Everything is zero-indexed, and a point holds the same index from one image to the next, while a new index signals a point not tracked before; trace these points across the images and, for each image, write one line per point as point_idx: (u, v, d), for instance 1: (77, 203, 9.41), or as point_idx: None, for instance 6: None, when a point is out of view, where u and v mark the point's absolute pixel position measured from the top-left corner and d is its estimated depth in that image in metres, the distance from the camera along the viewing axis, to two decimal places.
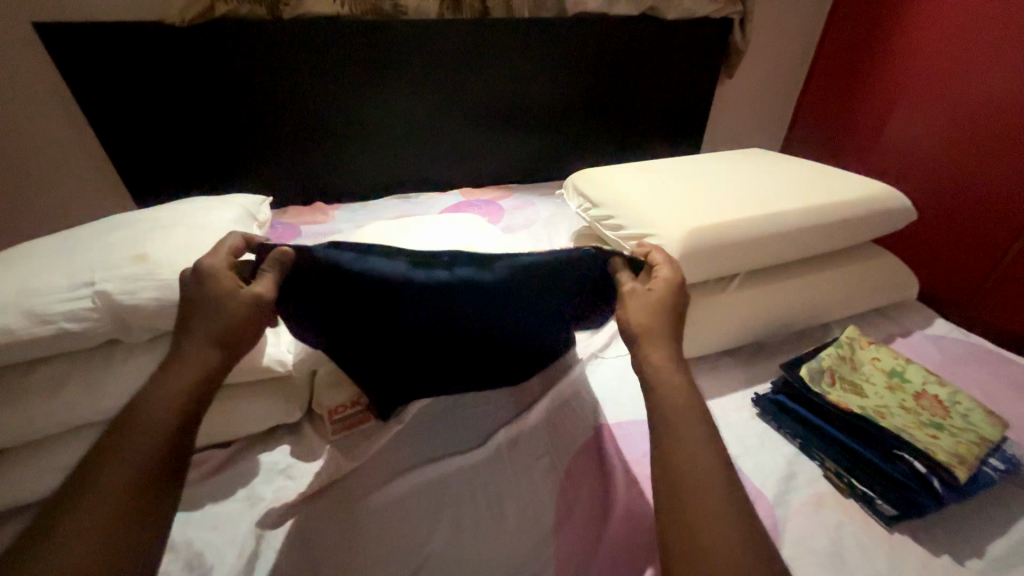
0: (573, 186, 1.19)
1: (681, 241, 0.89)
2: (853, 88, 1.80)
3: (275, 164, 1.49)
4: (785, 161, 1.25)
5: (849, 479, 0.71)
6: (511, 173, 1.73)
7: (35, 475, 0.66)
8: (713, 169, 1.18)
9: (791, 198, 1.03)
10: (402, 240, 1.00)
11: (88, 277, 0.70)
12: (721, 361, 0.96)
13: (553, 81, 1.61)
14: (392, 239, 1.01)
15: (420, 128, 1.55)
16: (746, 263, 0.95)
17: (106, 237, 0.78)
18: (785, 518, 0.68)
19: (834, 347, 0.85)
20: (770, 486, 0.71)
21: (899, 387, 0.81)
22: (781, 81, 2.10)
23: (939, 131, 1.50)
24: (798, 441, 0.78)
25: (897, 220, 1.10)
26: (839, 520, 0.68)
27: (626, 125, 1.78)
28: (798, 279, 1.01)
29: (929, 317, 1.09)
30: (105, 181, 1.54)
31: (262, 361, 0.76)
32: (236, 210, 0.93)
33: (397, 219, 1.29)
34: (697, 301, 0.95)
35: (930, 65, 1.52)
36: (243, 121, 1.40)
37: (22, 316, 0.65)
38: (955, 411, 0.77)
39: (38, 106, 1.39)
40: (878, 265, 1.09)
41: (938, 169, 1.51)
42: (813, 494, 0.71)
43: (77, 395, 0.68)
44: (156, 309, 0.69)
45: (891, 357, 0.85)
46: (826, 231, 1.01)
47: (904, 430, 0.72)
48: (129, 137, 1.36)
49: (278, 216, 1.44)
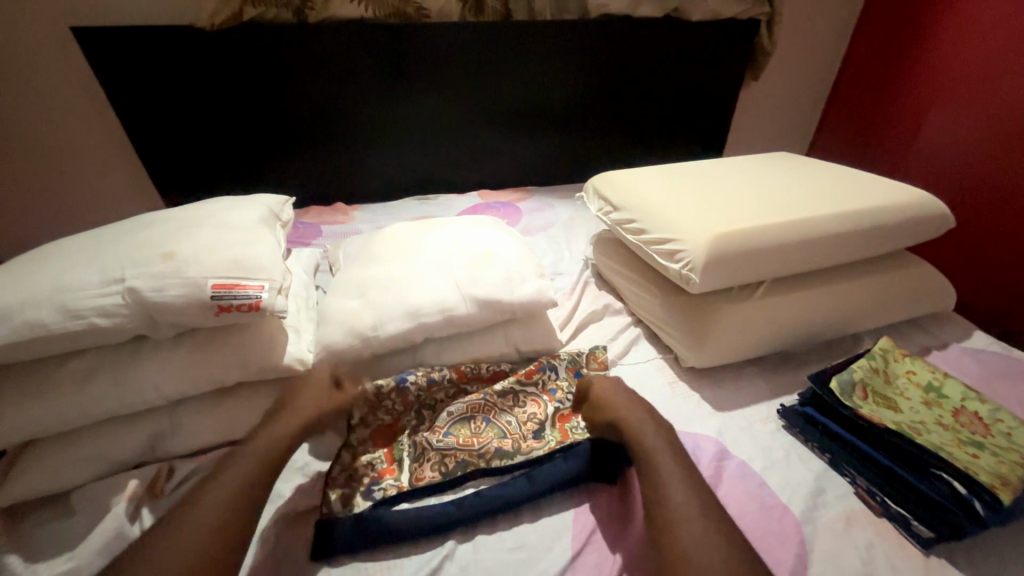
0: (593, 189, 1.18)
1: (706, 247, 0.87)
2: (885, 91, 1.74)
3: (296, 164, 1.51)
4: (815, 165, 1.21)
5: (882, 498, 0.68)
6: (529, 175, 1.72)
7: (62, 467, 0.68)
8: (737, 173, 1.15)
9: (821, 204, 0.99)
10: (422, 242, 1.01)
11: (118, 273, 0.71)
12: (745, 371, 0.93)
13: (573, 83, 1.60)
14: (412, 241, 1.02)
15: (439, 131, 1.56)
16: (772, 270, 0.92)
17: (136, 235, 0.80)
18: (813, 536, 0.65)
19: (865, 359, 0.82)
20: (797, 502, 0.69)
21: (936, 403, 0.77)
22: (809, 84, 2.05)
23: (977, 133, 1.43)
24: (827, 456, 0.75)
25: (935, 227, 1.05)
26: (871, 540, 0.65)
27: (647, 128, 1.75)
28: (827, 288, 0.97)
29: (967, 330, 1.04)
30: (135, 180, 1.58)
31: (283, 359, 0.77)
32: (261, 210, 0.94)
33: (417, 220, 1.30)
34: (720, 308, 0.92)
35: (967, 64, 1.46)
36: (266, 122, 1.43)
37: (55, 311, 0.67)
38: (997, 429, 0.72)
39: (74, 107, 1.44)
40: (913, 274, 1.04)
41: (976, 174, 1.44)
42: (843, 512, 0.68)
43: (105, 389, 0.69)
44: (183, 306, 0.70)
45: (927, 371, 0.81)
46: (858, 238, 0.97)
47: (942, 448, 0.68)
48: (158, 137, 1.40)
49: (299, 216, 1.46)
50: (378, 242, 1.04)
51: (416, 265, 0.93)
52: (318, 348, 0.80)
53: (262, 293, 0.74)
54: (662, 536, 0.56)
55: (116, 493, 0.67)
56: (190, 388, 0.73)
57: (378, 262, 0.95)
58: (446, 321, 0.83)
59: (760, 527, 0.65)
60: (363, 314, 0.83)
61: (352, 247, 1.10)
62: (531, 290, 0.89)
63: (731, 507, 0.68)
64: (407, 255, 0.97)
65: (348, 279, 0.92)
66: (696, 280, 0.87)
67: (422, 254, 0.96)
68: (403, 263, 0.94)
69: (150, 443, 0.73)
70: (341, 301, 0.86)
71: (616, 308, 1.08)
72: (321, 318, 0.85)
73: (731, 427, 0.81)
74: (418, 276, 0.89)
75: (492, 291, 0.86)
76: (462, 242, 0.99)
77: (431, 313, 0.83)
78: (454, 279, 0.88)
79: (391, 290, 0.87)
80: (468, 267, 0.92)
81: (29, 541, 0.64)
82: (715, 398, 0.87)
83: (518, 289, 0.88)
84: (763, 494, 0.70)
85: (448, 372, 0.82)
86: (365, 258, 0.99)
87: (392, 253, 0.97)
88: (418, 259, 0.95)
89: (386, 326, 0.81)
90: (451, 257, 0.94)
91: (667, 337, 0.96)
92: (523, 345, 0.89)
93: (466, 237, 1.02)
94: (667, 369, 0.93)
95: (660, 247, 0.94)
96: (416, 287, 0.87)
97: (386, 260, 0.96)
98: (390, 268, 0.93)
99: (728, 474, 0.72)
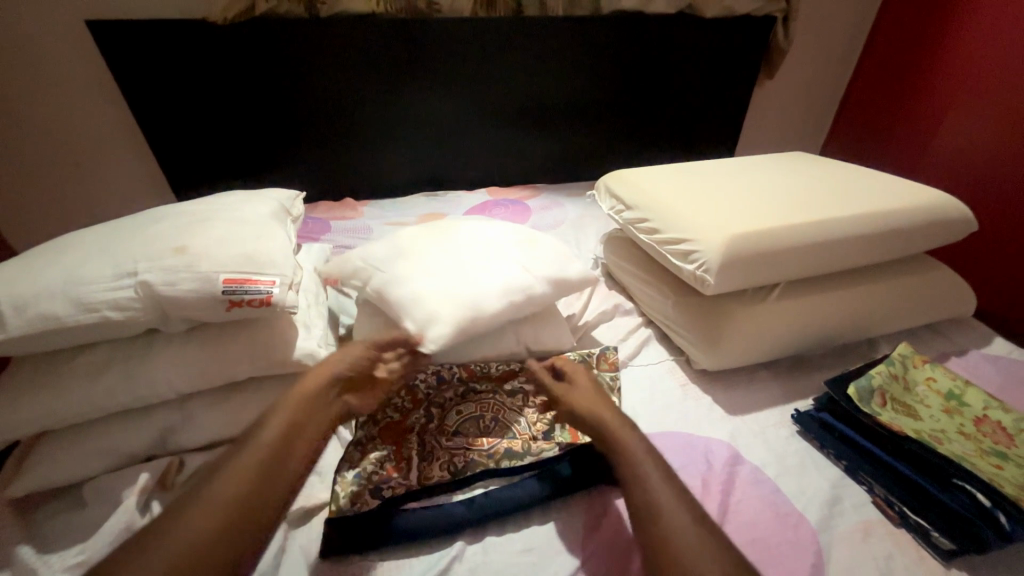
0: (605, 188, 1.16)
1: (721, 248, 0.86)
2: (903, 90, 1.70)
3: (306, 159, 1.51)
4: (832, 166, 1.19)
5: (902, 507, 0.66)
6: (539, 173, 1.70)
7: (74, 460, 0.68)
8: (752, 173, 1.14)
9: (839, 205, 0.97)
10: (453, 228, 0.97)
11: (130, 267, 0.71)
12: (758, 374, 0.92)
13: (585, 80, 1.58)
14: (445, 227, 0.98)
15: (450, 127, 1.55)
16: (788, 272, 0.90)
17: (149, 229, 0.80)
18: (829, 545, 0.64)
19: (884, 365, 0.80)
20: (813, 510, 0.67)
21: (957, 412, 0.75)
22: (825, 82, 2.01)
23: (998, 134, 1.39)
24: (844, 463, 0.74)
25: (955, 231, 1.03)
26: (889, 551, 0.63)
27: (659, 126, 1.73)
28: (844, 290, 0.95)
29: (986, 336, 1.02)
30: (146, 174, 1.59)
31: (293, 355, 0.76)
32: (272, 205, 0.94)
33: None
34: (734, 310, 0.91)
35: (989, 63, 1.42)
36: (277, 117, 1.42)
37: (69, 304, 0.67)
38: (1022, 440, 0.70)
39: (88, 100, 1.45)
40: (932, 278, 1.02)
41: (996, 177, 1.41)
42: (860, 521, 0.67)
43: (116, 383, 0.69)
44: (195, 301, 0.70)
45: (948, 378, 0.79)
46: (877, 241, 0.95)
47: (964, 458, 0.67)
48: (171, 131, 1.40)
49: (309, 212, 1.46)
50: (404, 231, 0.97)
51: (467, 249, 0.90)
52: (430, 333, 0.75)
53: (273, 288, 0.73)
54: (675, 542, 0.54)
55: (126, 487, 0.67)
56: (201, 383, 0.73)
57: (412, 253, 0.89)
58: (529, 300, 0.83)
59: (774, 534, 0.64)
60: (457, 299, 0.79)
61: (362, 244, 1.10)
62: (580, 268, 0.91)
63: (745, 514, 0.67)
64: (450, 242, 0.92)
65: (404, 267, 0.85)
66: (710, 281, 0.86)
67: (458, 243, 0.92)
68: (454, 250, 0.90)
69: (161, 437, 0.73)
70: (424, 288, 0.80)
71: (626, 309, 1.07)
72: (410, 306, 0.78)
73: (744, 432, 0.80)
74: (473, 262, 0.86)
75: (554, 271, 0.87)
76: (492, 227, 0.98)
77: (510, 295, 0.82)
78: (521, 263, 0.87)
79: (464, 276, 0.83)
80: (519, 250, 0.91)
81: (42, 532, 0.64)
82: (727, 402, 0.85)
83: (569, 272, 0.89)
84: (778, 501, 0.68)
85: (456, 371, 0.82)
86: (402, 247, 0.91)
87: (432, 239, 0.93)
88: (466, 243, 0.92)
89: (481, 309, 0.78)
90: (498, 242, 0.93)
91: (678, 339, 0.95)
92: (534, 344, 0.88)
93: (491, 223, 1.01)
94: (679, 371, 0.92)
95: (673, 247, 0.93)
96: (481, 272, 0.84)
97: (423, 251, 0.89)
98: (443, 255, 0.88)
99: (741, 480, 0.71)
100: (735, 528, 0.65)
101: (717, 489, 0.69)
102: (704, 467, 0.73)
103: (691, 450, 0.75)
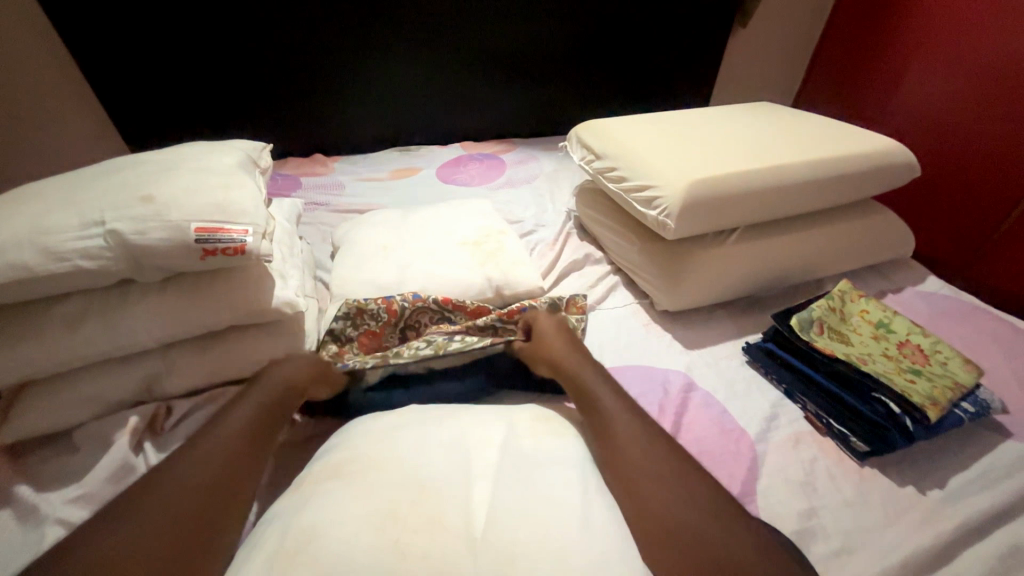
0: (577, 138, 1.18)
1: (682, 193, 0.90)
2: (870, 42, 1.72)
3: (270, 114, 1.45)
4: (794, 115, 1.22)
5: (827, 420, 0.76)
6: (511, 129, 1.70)
7: (62, 407, 0.71)
8: (716, 122, 1.16)
9: (794, 152, 1.02)
10: (357, 480, 0.53)
11: (97, 217, 0.71)
12: (715, 314, 0.99)
13: (557, 31, 1.54)
14: (328, 547, 0.45)
15: (421, 79, 1.51)
16: (746, 216, 0.96)
17: (112, 179, 0.78)
18: (764, 453, 0.73)
19: (824, 299, 0.88)
20: (753, 425, 0.76)
21: (884, 337, 0.84)
22: (798, 35, 2.01)
23: (953, 88, 1.45)
24: (783, 386, 0.82)
25: (900, 176, 1.09)
26: (814, 455, 0.73)
27: (632, 81, 1.73)
28: (795, 234, 1.02)
29: (921, 274, 1.11)
30: (98, 131, 1.51)
31: (272, 303, 0.79)
32: (238, 155, 0.93)
33: (404, 192, 1.33)
34: (694, 253, 0.97)
35: (951, 16, 1.45)
36: (235, 67, 1.35)
37: (37, 253, 0.66)
38: (935, 359, 0.80)
39: (19, 46, 1.33)
40: (877, 222, 1.09)
41: (942, 128, 1.48)
42: (792, 432, 0.76)
43: (95, 332, 0.71)
44: (168, 249, 0.70)
45: (879, 310, 0.88)
46: (828, 186, 1.01)
47: (883, 374, 0.76)
48: (119, 80, 1.32)
49: (277, 168, 1.43)
50: None
51: (457, 510, 0.50)
52: None
53: (246, 237, 0.74)
54: (613, 451, 0.61)
55: (118, 428, 0.70)
56: (180, 331, 0.75)
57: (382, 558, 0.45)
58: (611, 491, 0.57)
59: (719, 445, 0.73)
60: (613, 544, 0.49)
61: (349, 228, 1.10)
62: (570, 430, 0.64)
63: (695, 430, 0.75)
64: (416, 514, 0.49)
65: None
66: (671, 226, 0.90)
67: (416, 497, 0.51)
68: (450, 519, 0.49)
69: (146, 384, 0.76)
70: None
71: (597, 257, 1.12)
72: None
73: (698, 363, 0.88)
74: (498, 521, 0.49)
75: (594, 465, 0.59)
76: (383, 450, 0.57)
77: (603, 511, 0.53)
78: (533, 462, 0.57)
79: (550, 517, 0.50)
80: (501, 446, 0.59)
81: (37, 473, 0.67)
82: (684, 338, 0.93)
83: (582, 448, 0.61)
84: (724, 420, 0.77)
85: (433, 297, 0.87)
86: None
87: (365, 573, 0.44)
88: (428, 512, 0.49)
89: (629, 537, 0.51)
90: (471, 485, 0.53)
91: (642, 283, 1.01)
92: (505, 290, 0.93)
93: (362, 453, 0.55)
94: (643, 312, 0.99)
95: (639, 194, 0.97)
96: (542, 508, 0.51)
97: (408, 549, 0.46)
98: (466, 537, 0.48)
99: (692, 403, 0.79)
100: (686, 440, 0.73)
101: (671, 412, 0.77)
102: (662, 393, 0.80)
103: (648, 379, 0.82)
